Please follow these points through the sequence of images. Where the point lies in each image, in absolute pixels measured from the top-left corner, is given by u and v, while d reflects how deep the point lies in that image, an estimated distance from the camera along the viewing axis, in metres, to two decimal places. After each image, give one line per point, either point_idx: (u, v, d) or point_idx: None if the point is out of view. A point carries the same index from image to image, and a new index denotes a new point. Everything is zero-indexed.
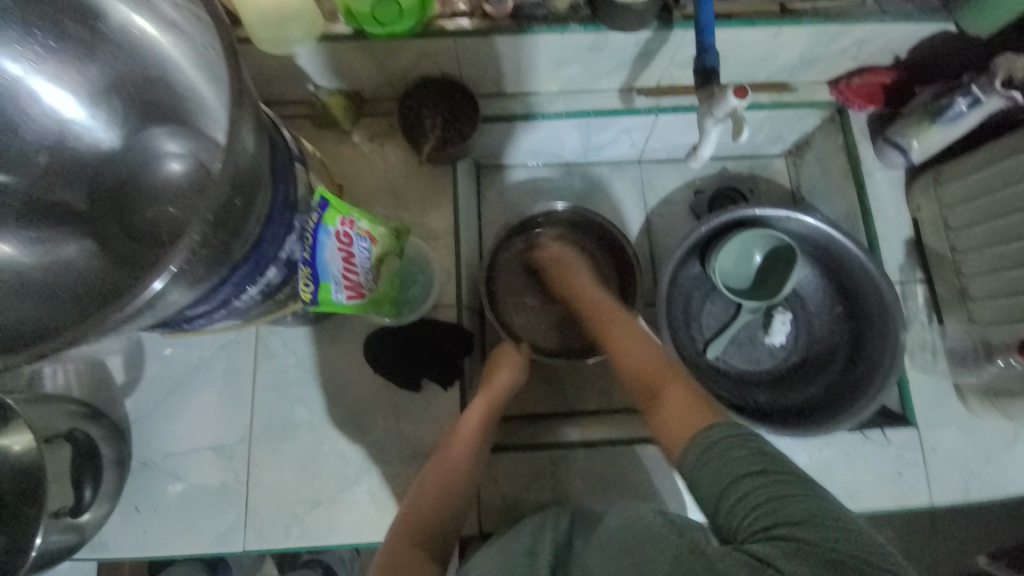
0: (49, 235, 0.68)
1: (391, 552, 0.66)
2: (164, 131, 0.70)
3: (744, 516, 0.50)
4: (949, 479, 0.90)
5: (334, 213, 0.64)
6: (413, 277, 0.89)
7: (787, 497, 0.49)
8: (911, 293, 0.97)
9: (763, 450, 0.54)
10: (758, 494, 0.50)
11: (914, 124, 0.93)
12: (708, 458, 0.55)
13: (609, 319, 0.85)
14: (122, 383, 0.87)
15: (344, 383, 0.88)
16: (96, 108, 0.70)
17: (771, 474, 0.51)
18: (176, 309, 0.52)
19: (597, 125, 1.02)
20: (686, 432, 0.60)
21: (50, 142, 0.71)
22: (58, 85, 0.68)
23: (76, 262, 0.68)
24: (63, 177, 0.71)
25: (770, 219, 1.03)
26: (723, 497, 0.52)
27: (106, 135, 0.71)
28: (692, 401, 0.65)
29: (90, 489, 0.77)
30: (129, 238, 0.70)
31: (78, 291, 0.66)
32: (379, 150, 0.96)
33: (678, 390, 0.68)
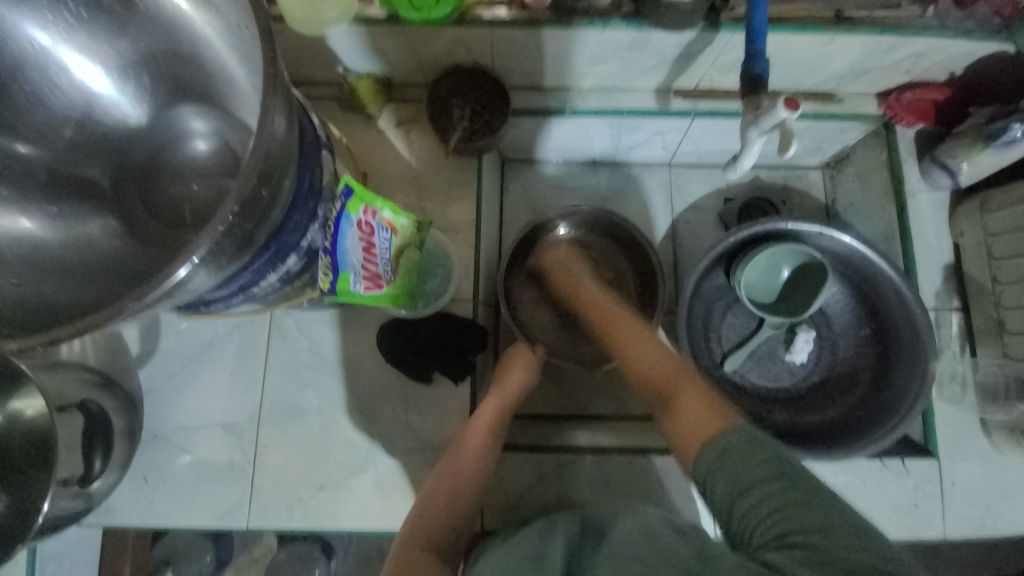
0: (73, 212, 0.67)
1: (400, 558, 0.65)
2: (191, 110, 0.70)
3: (758, 521, 0.51)
4: (967, 515, 0.87)
5: (357, 202, 0.63)
6: (431, 270, 0.88)
7: (800, 505, 0.50)
8: (945, 321, 0.93)
9: (780, 457, 0.54)
10: (772, 500, 0.51)
11: (964, 146, 0.89)
12: (721, 464, 0.56)
13: (614, 323, 0.84)
14: (137, 354, 0.87)
15: (356, 370, 0.87)
16: (124, 82, 0.69)
17: (788, 483, 0.52)
18: (197, 293, 0.52)
19: (630, 125, 0.99)
20: (699, 438, 0.61)
21: (77, 115, 0.69)
22: (87, 56, 0.67)
23: (100, 241, 0.68)
24: (87, 151, 0.70)
25: (802, 234, 0.99)
26: (737, 501, 0.53)
27: (132, 109, 0.70)
28: (705, 408, 0.64)
29: (100, 460, 0.76)
30: (153, 216, 0.70)
31: (103, 270, 0.67)
32: (405, 137, 0.94)
33: (692, 396, 0.67)
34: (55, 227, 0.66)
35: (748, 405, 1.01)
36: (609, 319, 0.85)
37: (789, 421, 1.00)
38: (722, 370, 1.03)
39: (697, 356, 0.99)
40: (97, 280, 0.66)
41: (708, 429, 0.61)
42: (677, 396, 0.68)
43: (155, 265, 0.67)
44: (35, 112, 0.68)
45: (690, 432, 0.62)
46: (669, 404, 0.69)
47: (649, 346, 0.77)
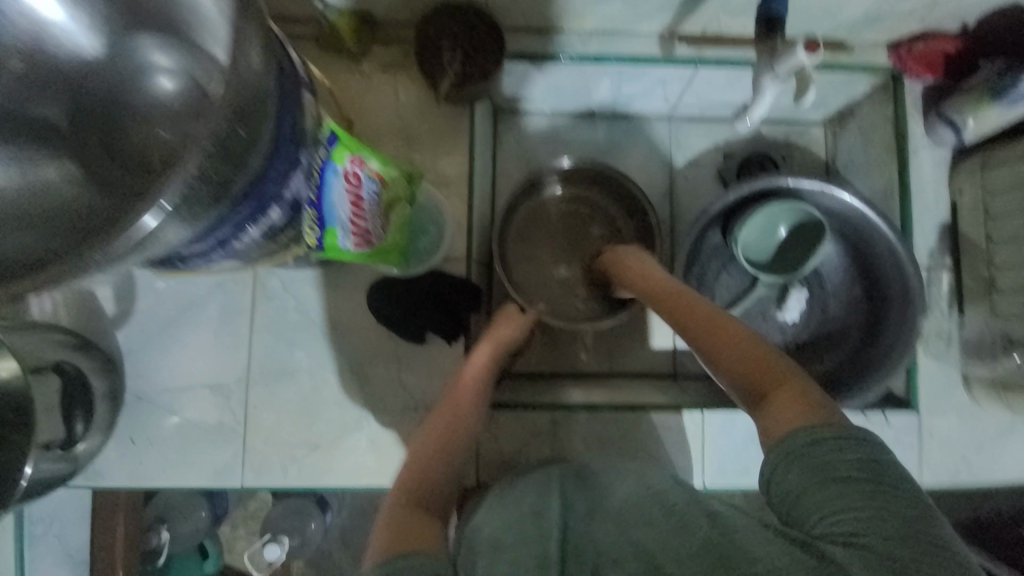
0: (28, 155, 0.62)
1: (388, 516, 0.59)
2: (151, 42, 0.62)
3: (826, 515, 0.48)
4: (941, 464, 0.91)
5: (343, 150, 0.60)
6: (423, 226, 0.84)
7: (882, 511, 0.46)
8: (935, 280, 0.94)
9: (874, 460, 0.50)
10: (850, 499, 0.48)
11: (972, 101, 0.86)
12: (806, 453, 0.52)
13: (682, 300, 0.74)
14: (113, 314, 0.83)
15: (347, 331, 0.85)
16: (76, 9, 0.61)
17: (876, 487, 0.48)
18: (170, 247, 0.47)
19: (630, 74, 0.93)
20: (785, 428, 0.55)
21: (24, 46, 0.62)
22: None
23: (56, 186, 0.62)
24: (39, 87, 0.63)
25: (802, 192, 0.97)
26: (810, 492, 0.50)
27: (88, 40, 0.63)
28: (799, 395, 0.58)
29: (81, 422, 0.75)
30: (117, 162, 0.64)
31: (61, 218, 0.60)
32: (392, 82, 0.88)
33: (785, 382, 0.60)
34: (9, 172, 0.61)
35: None
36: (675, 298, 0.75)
37: None
38: None
39: None
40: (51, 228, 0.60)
41: (807, 415, 0.55)
42: (773, 383, 0.60)
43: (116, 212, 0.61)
44: None
45: (782, 417, 0.56)
46: (757, 391, 0.62)
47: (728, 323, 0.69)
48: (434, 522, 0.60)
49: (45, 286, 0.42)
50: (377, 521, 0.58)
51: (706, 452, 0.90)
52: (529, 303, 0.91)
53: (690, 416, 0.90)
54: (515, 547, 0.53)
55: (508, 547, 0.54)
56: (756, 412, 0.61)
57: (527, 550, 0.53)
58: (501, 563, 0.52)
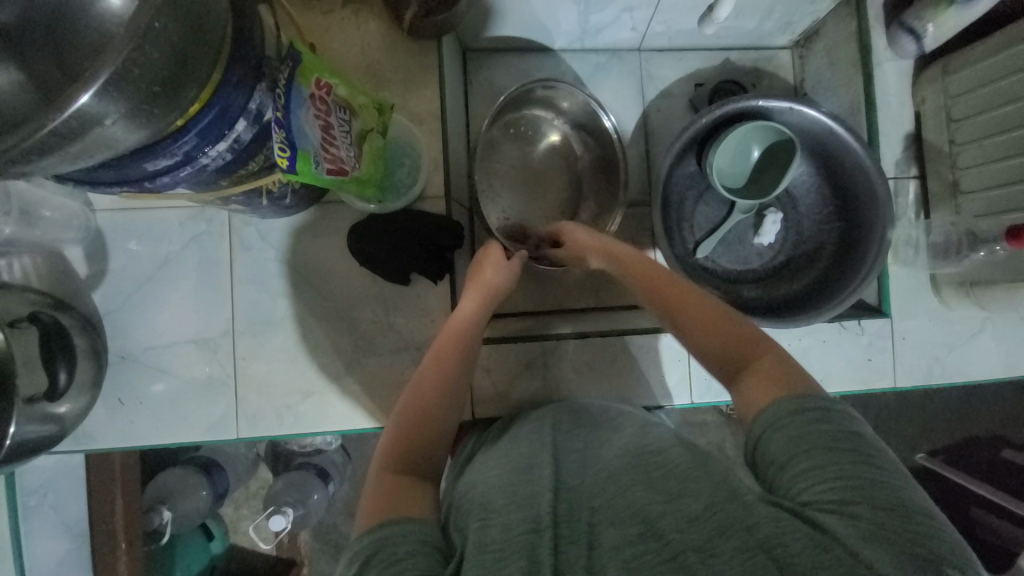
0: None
1: (378, 490, 0.54)
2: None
3: (814, 482, 0.47)
4: (914, 365, 0.95)
5: (307, 71, 0.58)
6: (398, 158, 0.83)
7: (873, 483, 0.46)
8: (903, 189, 0.97)
9: (856, 432, 0.50)
10: (840, 470, 0.47)
11: (931, 4, 0.87)
12: (793, 426, 0.51)
13: (645, 268, 0.74)
14: (86, 276, 0.81)
15: (328, 276, 0.84)
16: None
17: (860, 458, 0.48)
18: (127, 150, 0.45)
19: (597, 1, 0.92)
20: (761, 405, 0.55)
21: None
22: None
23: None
24: None
25: (771, 112, 0.98)
26: (796, 461, 0.49)
27: None
28: (775, 370, 0.58)
29: (65, 372, 0.72)
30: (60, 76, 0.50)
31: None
32: (355, 18, 0.85)
33: (761, 353, 0.60)
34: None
35: (719, 287, 1.05)
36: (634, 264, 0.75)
37: (759, 296, 1.05)
38: (696, 257, 1.05)
39: (671, 242, 1.01)
40: None
41: (778, 391, 0.55)
42: (747, 357, 0.60)
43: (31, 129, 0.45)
44: None
45: (758, 392, 0.56)
46: (731, 364, 0.62)
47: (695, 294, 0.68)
48: (427, 488, 0.57)
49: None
50: (366, 493, 0.54)
51: (692, 372, 0.93)
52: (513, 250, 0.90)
53: (672, 339, 0.92)
54: (507, 510, 0.50)
55: (497, 511, 0.50)
56: (732, 385, 0.61)
57: (516, 514, 0.49)
58: (491, 531, 0.47)
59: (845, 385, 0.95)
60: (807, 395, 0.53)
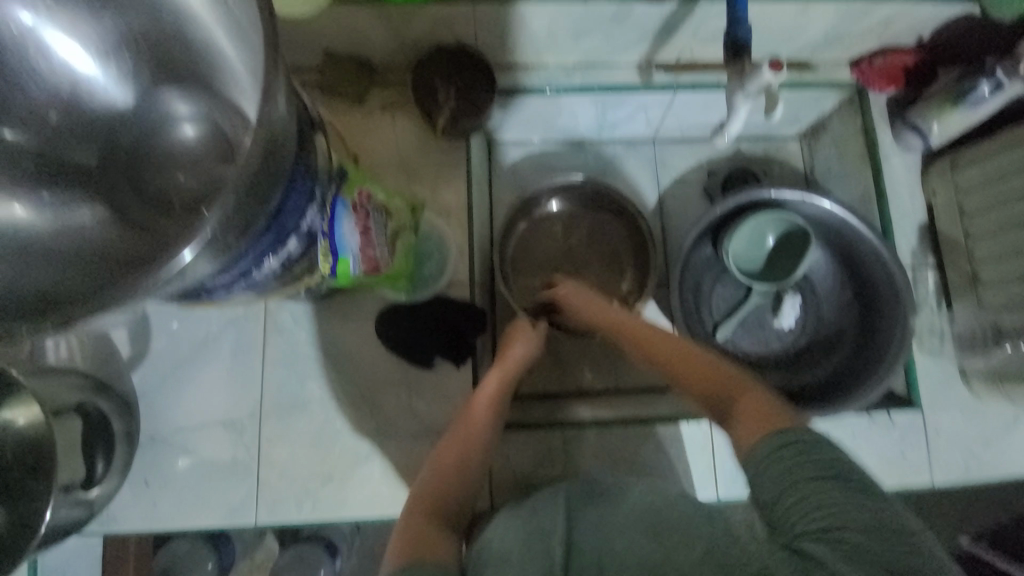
0: (60, 197, 0.61)
1: (407, 530, 0.64)
2: (175, 92, 0.63)
3: (804, 513, 0.50)
4: (950, 460, 0.92)
5: (351, 185, 0.66)
6: (428, 254, 0.89)
7: (857, 505, 0.49)
8: (922, 279, 0.98)
9: (837, 457, 0.52)
10: (823, 497, 0.50)
11: (935, 107, 0.92)
12: (776, 461, 0.53)
13: (634, 330, 0.79)
14: (128, 356, 0.85)
15: (354, 359, 0.87)
16: (109, 63, 0.61)
17: (842, 483, 0.50)
18: (199, 278, 0.50)
19: (615, 102, 1.00)
20: (756, 440, 0.56)
21: (64, 96, 0.62)
22: (73, 38, 0.59)
23: (87, 228, 0.61)
24: (74, 137, 0.63)
25: (786, 202, 1.02)
26: (786, 494, 0.51)
27: (120, 93, 0.63)
28: (761, 406, 0.60)
29: (101, 461, 0.76)
30: (141, 202, 0.63)
31: (81, 261, 0.60)
32: (391, 121, 0.93)
33: (742, 392, 0.63)
34: (42, 211, 0.60)
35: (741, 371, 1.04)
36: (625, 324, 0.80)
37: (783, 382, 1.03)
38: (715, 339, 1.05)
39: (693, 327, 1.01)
40: (79, 265, 0.59)
41: (765, 426, 0.57)
42: (735, 402, 0.63)
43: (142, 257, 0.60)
44: (12, 95, 0.60)
45: (748, 429, 0.58)
46: (722, 409, 0.64)
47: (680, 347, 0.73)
48: (446, 536, 0.65)
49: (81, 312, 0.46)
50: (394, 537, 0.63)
51: (717, 464, 0.91)
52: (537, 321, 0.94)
53: (694, 428, 0.92)
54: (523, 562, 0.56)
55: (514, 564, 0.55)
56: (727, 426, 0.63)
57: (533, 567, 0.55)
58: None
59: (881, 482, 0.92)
60: (790, 426, 0.55)
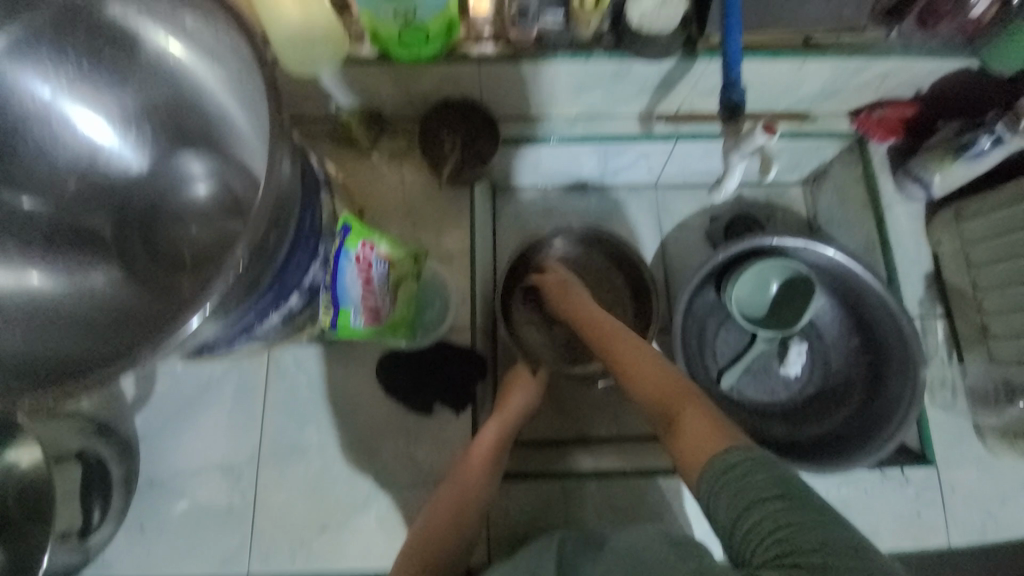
0: (74, 261, 0.63)
1: None
2: (188, 155, 0.66)
3: (761, 540, 0.48)
4: (968, 520, 0.88)
5: (355, 237, 0.65)
6: (429, 300, 0.88)
7: (808, 526, 0.47)
8: (931, 328, 0.96)
9: (786, 476, 0.51)
10: (773, 520, 0.48)
11: (935, 159, 0.92)
12: (723, 484, 0.53)
13: (604, 333, 0.79)
14: (132, 399, 0.86)
15: (354, 404, 0.87)
16: (127, 131, 0.65)
17: (791, 502, 0.48)
18: (204, 338, 0.51)
19: (616, 151, 1.02)
20: (701, 461, 0.56)
21: (82, 165, 0.65)
22: (92, 109, 0.64)
23: (100, 290, 0.63)
24: (91, 203, 0.66)
25: (789, 250, 1.02)
26: (740, 518, 0.50)
27: (135, 158, 0.67)
28: (707, 424, 0.59)
29: (98, 511, 0.79)
30: (154, 261, 0.66)
31: (93, 323, 0.61)
32: (398, 170, 0.96)
33: (689, 405, 0.63)
34: (56, 276, 0.62)
35: (747, 421, 1.02)
36: (602, 326, 0.80)
37: (789, 435, 1.01)
38: (720, 387, 1.03)
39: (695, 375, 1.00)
40: (89, 326, 0.61)
41: (709, 445, 0.57)
42: (680, 414, 0.62)
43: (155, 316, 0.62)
44: (38, 160, 0.64)
45: (691, 447, 0.58)
46: (667, 418, 0.64)
47: (643, 352, 0.73)
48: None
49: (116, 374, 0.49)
50: None
51: None
52: (538, 365, 0.93)
53: None
54: None
55: None
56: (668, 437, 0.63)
57: None
58: None
59: (895, 543, 0.88)
60: (736, 447, 0.55)
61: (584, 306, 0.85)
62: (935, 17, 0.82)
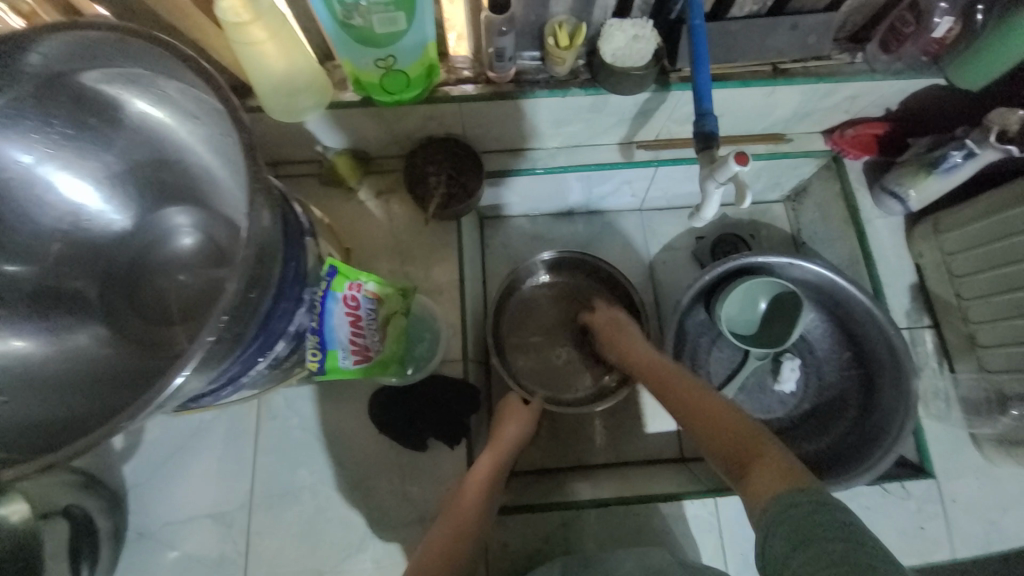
0: (60, 324, 0.64)
1: None
2: (173, 209, 0.70)
3: (813, 572, 0.47)
4: (972, 532, 0.87)
5: (342, 279, 0.67)
6: (419, 334, 0.89)
7: (868, 570, 0.46)
8: (919, 339, 0.97)
9: (850, 521, 0.50)
10: (833, 559, 0.47)
11: (909, 175, 0.95)
12: (786, 518, 0.52)
13: (668, 376, 0.81)
14: (121, 448, 0.85)
15: (347, 443, 0.86)
16: (111, 191, 0.68)
17: (852, 546, 0.48)
18: (191, 391, 0.51)
19: (599, 178, 1.04)
20: (768, 495, 0.56)
21: (64, 228, 0.67)
22: (75, 173, 0.65)
23: (87, 351, 0.64)
24: (74, 264, 0.67)
25: (774, 267, 1.03)
26: (798, 550, 0.49)
27: (117, 217, 0.69)
28: (779, 466, 0.59)
29: (89, 568, 0.73)
30: (142, 318, 0.68)
31: (81, 386, 0.62)
32: (385, 206, 0.97)
33: (759, 447, 0.63)
34: (41, 340, 0.62)
35: None
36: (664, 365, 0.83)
37: None
38: None
39: None
40: (77, 388, 0.62)
41: (780, 483, 0.56)
42: (750, 457, 0.62)
43: (145, 373, 0.64)
44: (22, 225, 0.65)
45: (761, 486, 0.57)
46: (736, 461, 0.64)
47: (708, 395, 0.74)
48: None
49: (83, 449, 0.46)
50: None
51: (726, 540, 0.88)
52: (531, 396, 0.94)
53: (697, 505, 0.89)
54: None
55: None
56: (737, 481, 0.62)
57: None
58: None
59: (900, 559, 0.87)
60: (808, 487, 0.54)
61: (642, 349, 0.87)
62: (898, 40, 0.83)
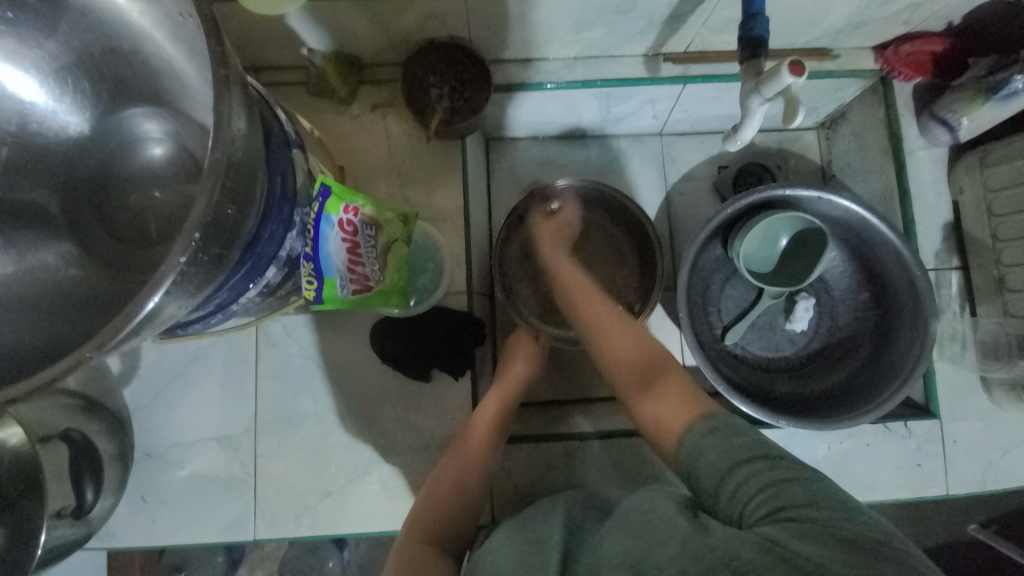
0: (23, 241, 0.59)
1: (402, 555, 0.64)
2: (139, 112, 0.62)
3: (748, 500, 0.48)
4: (967, 470, 0.89)
5: (336, 201, 0.60)
6: (422, 265, 0.83)
7: (790, 482, 0.48)
8: (945, 281, 0.93)
9: (765, 442, 0.53)
10: (759, 480, 0.49)
11: (965, 100, 0.85)
12: (710, 444, 0.54)
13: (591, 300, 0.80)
14: (119, 372, 0.84)
15: (349, 372, 0.84)
16: (60, 88, 0.60)
17: (776, 463, 0.50)
18: (175, 318, 0.47)
19: (618, 95, 0.93)
20: (679, 421, 0.59)
21: (13, 129, 0.61)
22: (15, 66, 0.58)
23: (56, 269, 0.60)
24: (28, 172, 0.61)
25: (801, 201, 0.96)
26: (724, 482, 0.51)
27: (71, 119, 0.62)
28: (685, 395, 0.63)
29: (91, 490, 0.73)
30: (113, 237, 0.62)
31: (53, 308, 0.58)
32: (382, 122, 0.88)
33: (673, 377, 0.66)
34: (5, 258, 0.58)
35: (751, 378, 1.00)
36: (587, 303, 0.80)
37: (794, 391, 0.99)
38: (723, 343, 1.01)
39: (698, 330, 0.98)
40: (51, 310, 0.58)
41: (688, 410, 0.60)
42: (662, 382, 0.66)
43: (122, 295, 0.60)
44: None
45: (672, 414, 0.60)
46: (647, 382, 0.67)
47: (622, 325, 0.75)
48: (445, 560, 0.65)
49: (48, 382, 0.42)
50: (393, 557, 0.65)
51: None
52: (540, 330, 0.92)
53: None
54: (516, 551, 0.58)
55: None
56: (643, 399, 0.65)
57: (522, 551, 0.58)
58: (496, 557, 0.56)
59: (890, 493, 0.90)
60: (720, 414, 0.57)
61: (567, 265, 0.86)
62: None
